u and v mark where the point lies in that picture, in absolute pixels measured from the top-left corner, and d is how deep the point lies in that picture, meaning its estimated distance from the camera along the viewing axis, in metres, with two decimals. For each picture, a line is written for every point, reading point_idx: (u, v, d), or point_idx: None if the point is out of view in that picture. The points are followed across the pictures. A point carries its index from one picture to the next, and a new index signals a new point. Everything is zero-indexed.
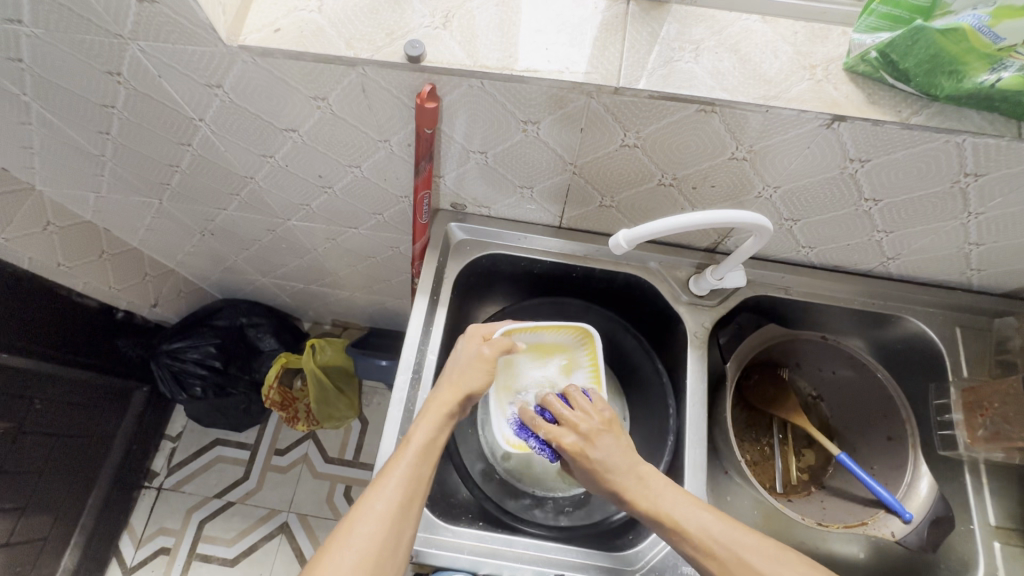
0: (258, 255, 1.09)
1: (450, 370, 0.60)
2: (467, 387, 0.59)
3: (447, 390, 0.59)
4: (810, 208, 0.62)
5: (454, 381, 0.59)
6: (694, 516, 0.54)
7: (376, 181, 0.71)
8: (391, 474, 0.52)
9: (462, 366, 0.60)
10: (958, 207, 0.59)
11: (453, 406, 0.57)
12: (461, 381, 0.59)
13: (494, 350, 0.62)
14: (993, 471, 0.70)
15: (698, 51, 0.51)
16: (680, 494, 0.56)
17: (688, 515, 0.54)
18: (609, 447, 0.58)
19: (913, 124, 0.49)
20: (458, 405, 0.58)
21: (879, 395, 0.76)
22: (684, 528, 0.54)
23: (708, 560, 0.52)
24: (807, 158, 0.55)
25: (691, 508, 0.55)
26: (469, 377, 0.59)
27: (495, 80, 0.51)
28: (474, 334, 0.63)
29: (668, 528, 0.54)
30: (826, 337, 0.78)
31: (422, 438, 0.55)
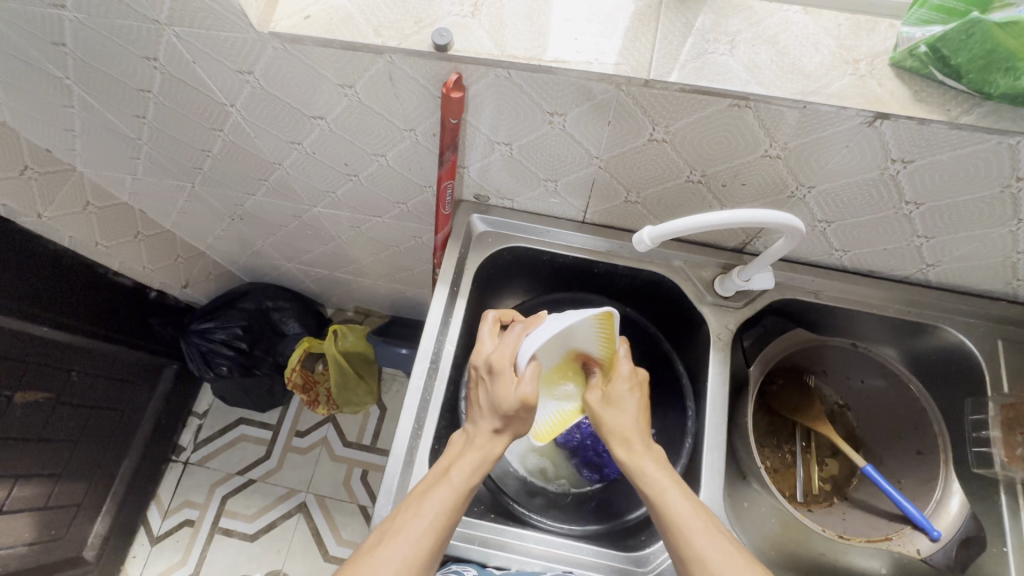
0: (285, 241, 1.11)
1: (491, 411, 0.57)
2: (511, 429, 0.57)
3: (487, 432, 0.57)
4: (846, 210, 0.60)
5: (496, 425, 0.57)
6: (659, 489, 0.55)
7: (401, 170, 0.72)
8: (423, 513, 0.53)
9: (498, 405, 0.56)
10: (1007, 213, 0.56)
11: (494, 445, 0.57)
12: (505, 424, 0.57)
13: (533, 384, 0.55)
14: None
15: (734, 42, 0.48)
16: (658, 470, 0.56)
17: (650, 485, 0.55)
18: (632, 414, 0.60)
19: (963, 124, 0.46)
20: (498, 443, 0.57)
21: (912, 406, 0.73)
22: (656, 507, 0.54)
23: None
24: (845, 157, 0.52)
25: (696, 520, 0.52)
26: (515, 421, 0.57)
27: (522, 70, 0.50)
28: (506, 364, 0.56)
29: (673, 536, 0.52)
30: (857, 345, 0.75)
31: (460, 480, 0.55)
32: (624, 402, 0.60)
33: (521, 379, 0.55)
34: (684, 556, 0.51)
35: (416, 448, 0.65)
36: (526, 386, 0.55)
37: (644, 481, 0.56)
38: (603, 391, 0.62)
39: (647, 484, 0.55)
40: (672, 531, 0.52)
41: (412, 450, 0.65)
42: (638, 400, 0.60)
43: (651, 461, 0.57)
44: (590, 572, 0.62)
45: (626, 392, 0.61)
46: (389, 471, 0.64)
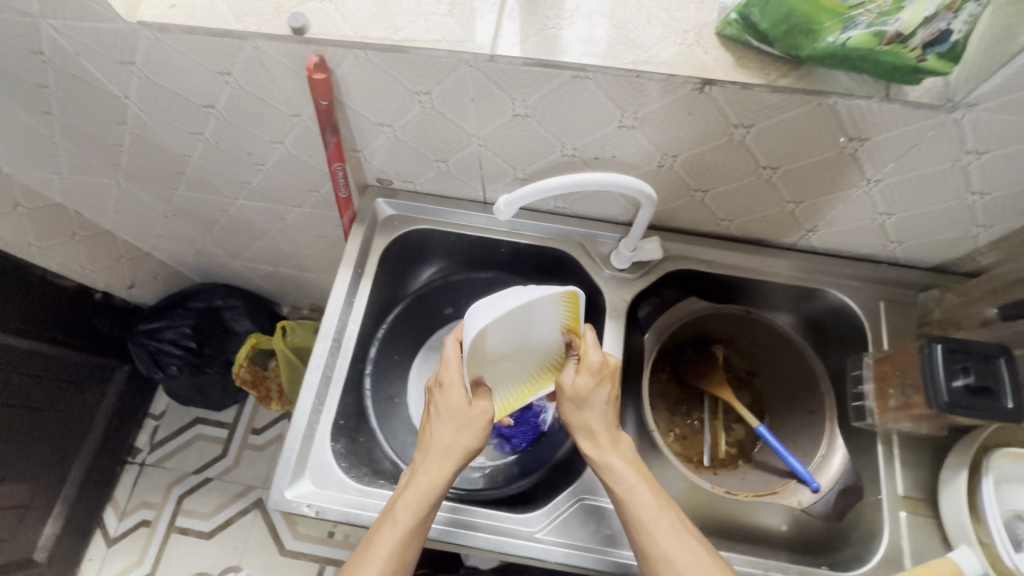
0: (221, 237, 1.13)
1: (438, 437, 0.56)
2: (461, 448, 0.56)
3: (431, 450, 0.56)
4: (714, 178, 0.63)
5: (445, 447, 0.56)
6: (627, 487, 0.55)
7: (302, 157, 0.74)
8: (377, 551, 0.52)
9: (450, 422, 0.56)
10: (855, 173, 0.59)
11: (443, 464, 0.55)
12: (453, 443, 0.56)
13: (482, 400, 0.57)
14: (914, 445, 0.68)
15: (572, 17, 0.52)
16: (631, 470, 0.56)
17: (620, 485, 0.55)
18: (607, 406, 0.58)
19: (781, 87, 0.49)
20: (445, 464, 0.55)
21: (803, 368, 0.76)
22: (626, 507, 0.55)
23: None
24: (692, 124, 0.55)
25: (668, 526, 0.53)
26: (462, 437, 0.56)
27: (377, 50, 0.52)
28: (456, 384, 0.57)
29: (647, 547, 0.53)
30: (751, 312, 0.77)
31: (410, 507, 0.54)
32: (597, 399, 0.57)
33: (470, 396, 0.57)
34: (649, 556, 0.53)
35: (317, 422, 0.68)
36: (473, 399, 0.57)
37: (615, 481, 0.56)
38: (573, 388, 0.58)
39: (619, 484, 0.55)
40: (642, 533, 0.54)
41: (313, 424, 0.68)
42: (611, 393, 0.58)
43: (622, 461, 0.56)
44: (484, 534, 0.64)
45: (597, 389, 0.57)
46: (289, 443, 0.66)
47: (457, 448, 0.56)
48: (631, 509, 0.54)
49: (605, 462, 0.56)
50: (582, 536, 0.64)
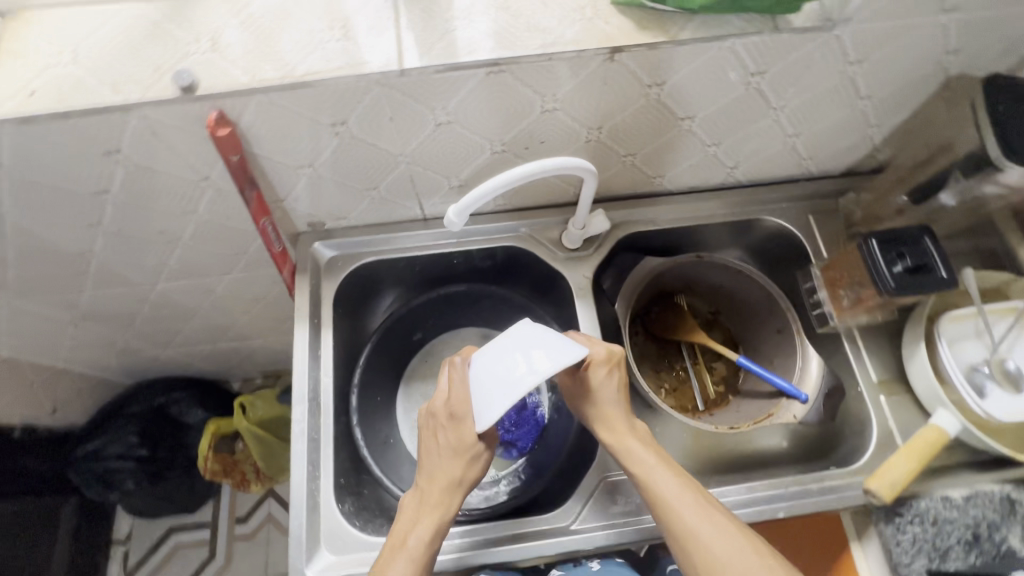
0: (147, 329, 1.03)
1: (438, 469, 0.56)
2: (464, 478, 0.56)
3: (446, 475, 0.56)
4: (640, 140, 0.65)
5: (451, 476, 0.55)
6: (643, 464, 0.56)
7: (221, 221, 0.69)
8: None
9: (455, 450, 0.56)
10: (762, 106, 0.63)
11: (456, 485, 0.55)
12: (455, 472, 0.55)
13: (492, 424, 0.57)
14: (873, 334, 0.74)
15: (470, 17, 0.52)
16: (646, 451, 0.57)
17: (634, 462, 0.57)
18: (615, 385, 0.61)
19: (683, 40, 0.51)
20: (461, 483, 0.56)
21: (761, 293, 0.80)
22: (643, 483, 0.56)
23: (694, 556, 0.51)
24: (610, 94, 0.57)
25: (684, 495, 0.54)
26: (468, 465, 0.56)
27: (280, 91, 0.50)
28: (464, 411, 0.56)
29: (664, 518, 0.54)
30: (700, 255, 0.81)
31: (431, 530, 0.54)
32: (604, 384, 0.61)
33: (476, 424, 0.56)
34: (670, 529, 0.53)
35: (318, 489, 0.64)
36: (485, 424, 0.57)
37: (634, 462, 0.57)
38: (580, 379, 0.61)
39: (633, 466, 0.57)
40: (661, 507, 0.54)
41: (314, 492, 0.64)
42: (619, 379, 0.61)
43: (636, 440, 0.58)
44: (522, 544, 0.63)
45: (603, 376, 0.60)
46: (295, 521, 0.62)
47: (473, 470, 0.56)
48: (648, 488, 0.55)
49: (620, 447, 0.58)
50: (616, 515, 0.65)
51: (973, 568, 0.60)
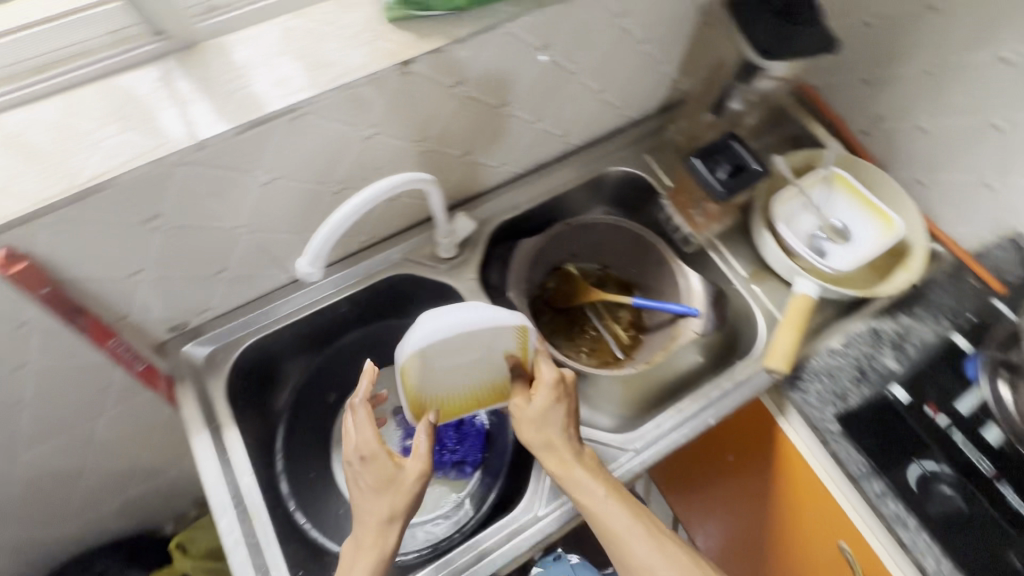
0: (30, 510, 0.89)
1: (365, 509, 0.54)
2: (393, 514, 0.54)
3: (378, 509, 0.54)
4: (468, 136, 0.68)
5: (382, 516, 0.53)
6: (592, 497, 0.58)
7: (64, 361, 0.62)
8: None
9: (375, 486, 0.54)
10: (563, 74, 0.68)
11: (388, 518, 0.53)
12: (382, 506, 0.54)
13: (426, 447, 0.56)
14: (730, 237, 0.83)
15: (253, 72, 0.51)
16: (591, 478, 0.59)
17: (584, 493, 0.58)
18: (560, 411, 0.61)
19: (464, 36, 0.54)
20: (393, 512, 0.54)
21: (630, 235, 0.86)
22: (594, 518, 0.57)
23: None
24: (420, 103, 0.58)
25: (625, 519, 0.56)
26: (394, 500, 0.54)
27: (68, 206, 0.46)
28: (376, 447, 0.55)
29: (607, 540, 0.56)
30: (568, 222, 0.84)
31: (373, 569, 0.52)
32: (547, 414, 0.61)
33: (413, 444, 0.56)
34: (618, 554, 0.56)
35: None
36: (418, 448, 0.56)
37: (580, 493, 0.58)
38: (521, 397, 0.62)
39: (581, 496, 0.58)
40: (607, 535, 0.56)
41: None
42: (562, 409, 0.61)
43: (581, 470, 0.59)
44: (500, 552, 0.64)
45: (546, 403, 0.61)
46: None
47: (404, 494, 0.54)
48: (595, 518, 0.57)
49: (569, 479, 0.59)
50: None
51: (868, 398, 0.68)
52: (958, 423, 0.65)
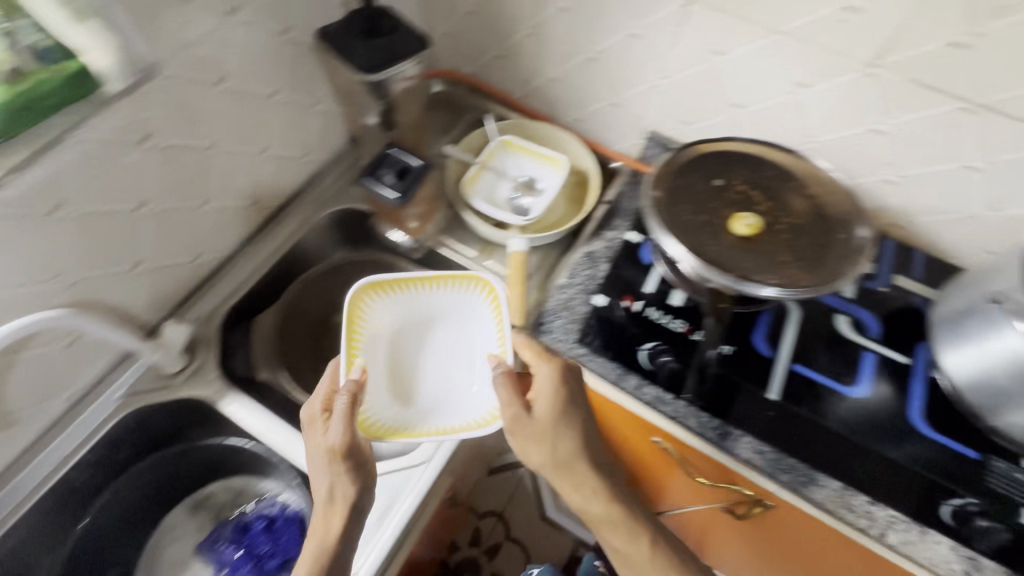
0: None
1: (318, 486, 0.59)
2: (343, 500, 0.58)
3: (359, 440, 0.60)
4: (122, 247, 0.65)
5: (326, 497, 0.58)
6: (604, 503, 0.61)
7: None
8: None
9: (322, 464, 0.59)
10: (195, 152, 0.68)
11: (356, 451, 0.59)
12: (333, 493, 0.58)
13: (339, 435, 0.58)
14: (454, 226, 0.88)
15: None
16: (586, 469, 0.61)
17: (579, 481, 0.61)
18: (547, 376, 0.62)
19: (20, 161, 0.52)
20: (354, 442, 0.59)
21: (370, 265, 0.89)
22: (573, 496, 0.62)
23: (613, 540, 0.63)
24: (18, 242, 0.54)
25: (612, 504, 0.62)
26: (338, 485, 0.58)
27: None
28: (318, 411, 0.60)
29: (577, 508, 0.63)
30: (302, 279, 0.87)
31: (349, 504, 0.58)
32: (553, 410, 0.60)
33: (329, 423, 0.59)
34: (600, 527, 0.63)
35: None
36: (332, 429, 0.58)
37: (568, 484, 0.61)
38: (540, 354, 0.63)
39: (566, 481, 0.61)
40: (580, 509, 0.63)
41: None
42: (551, 372, 0.61)
43: (586, 462, 0.61)
44: None
45: (544, 377, 0.61)
46: None
47: (349, 432, 0.59)
48: (587, 500, 0.62)
49: (551, 460, 0.60)
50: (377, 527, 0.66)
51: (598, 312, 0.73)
52: (649, 302, 0.73)
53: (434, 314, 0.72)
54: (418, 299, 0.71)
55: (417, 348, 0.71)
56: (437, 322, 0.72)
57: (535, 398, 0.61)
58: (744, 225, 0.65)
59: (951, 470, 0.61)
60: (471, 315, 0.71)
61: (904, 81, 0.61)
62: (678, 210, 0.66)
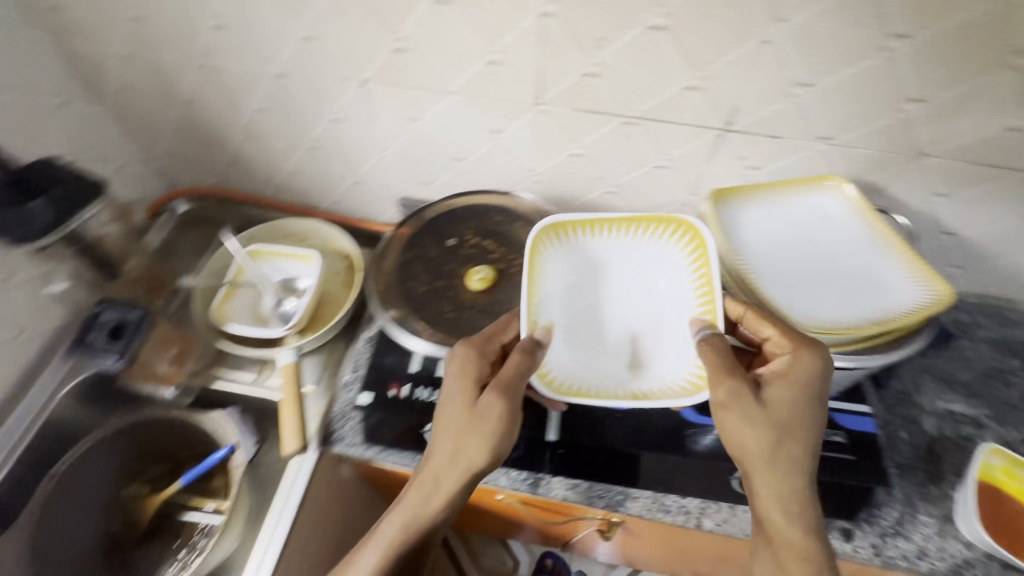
0: None
1: (404, 505, 0.53)
2: (422, 520, 0.53)
3: (452, 411, 0.55)
4: None
5: (412, 512, 0.53)
6: (763, 472, 0.52)
7: None
8: None
9: (431, 470, 0.53)
10: None
11: (444, 480, 0.52)
12: (418, 507, 0.53)
13: (482, 455, 0.52)
14: (221, 356, 0.79)
15: None
16: (783, 457, 0.51)
17: (744, 454, 0.53)
18: (807, 369, 0.53)
19: None
20: (445, 485, 0.53)
21: (137, 425, 0.75)
22: (773, 498, 0.52)
23: (773, 539, 0.52)
24: None
25: (796, 496, 0.51)
26: (427, 504, 0.53)
27: None
28: (452, 427, 0.54)
29: (773, 504, 0.52)
30: (52, 476, 0.71)
31: (378, 568, 0.53)
32: (745, 395, 0.53)
33: (463, 420, 0.53)
34: (764, 518, 0.52)
35: None
36: (484, 424, 0.53)
37: (752, 466, 0.53)
38: (775, 373, 0.54)
39: (757, 470, 0.52)
40: (764, 502, 0.52)
41: None
42: (808, 369, 0.53)
43: (797, 450, 0.52)
44: None
45: (732, 366, 0.54)
46: None
47: (488, 448, 0.52)
48: (765, 494, 0.52)
49: (739, 445, 0.53)
50: None
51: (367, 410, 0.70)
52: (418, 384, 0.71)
53: (611, 256, 0.67)
54: (630, 245, 0.66)
55: (573, 301, 0.65)
56: (607, 259, 0.66)
57: (771, 375, 0.55)
58: (477, 280, 0.66)
59: None
60: (666, 264, 0.65)
61: (568, 110, 0.65)
62: (411, 281, 0.67)
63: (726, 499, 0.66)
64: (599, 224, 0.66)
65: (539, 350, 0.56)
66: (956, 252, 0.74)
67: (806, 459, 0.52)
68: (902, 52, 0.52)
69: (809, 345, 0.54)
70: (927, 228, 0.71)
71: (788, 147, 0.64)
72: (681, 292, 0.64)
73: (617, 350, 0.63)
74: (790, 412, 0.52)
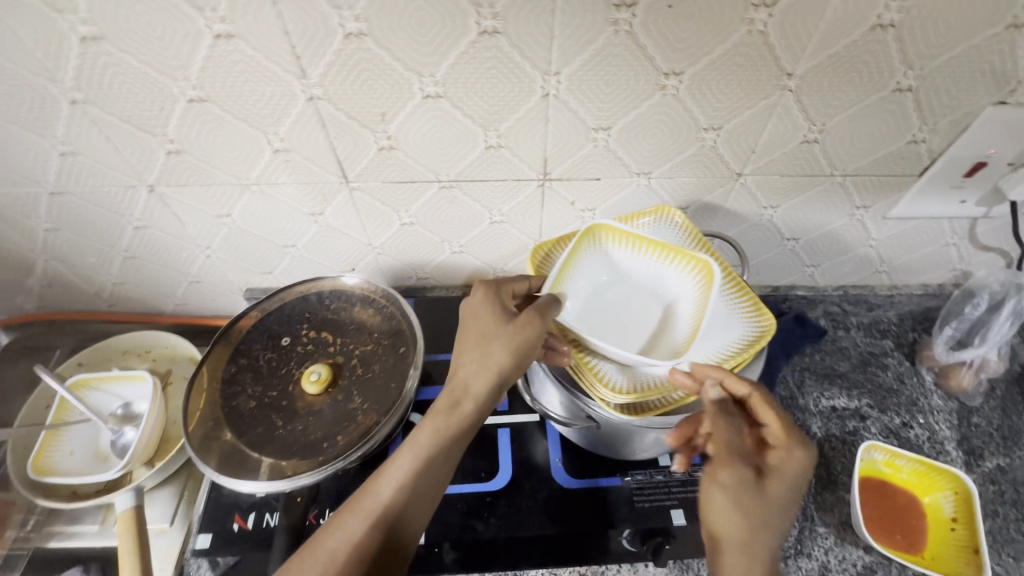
0: None
1: (395, 479, 0.48)
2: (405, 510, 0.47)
3: (473, 339, 0.53)
4: None
5: (412, 476, 0.48)
6: (737, 540, 0.44)
7: None
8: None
9: (430, 439, 0.50)
10: None
11: (458, 407, 0.51)
12: (416, 479, 0.49)
13: (482, 400, 0.52)
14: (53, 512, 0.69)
15: None
16: (760, 529, 0.44)
17: (721, 522, 0.45)
18: (795, 475, 0.47)
19: None
20: (460, 409, 0.52)
21: None
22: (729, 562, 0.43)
23: None
24: None
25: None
26: (422, 486, 0.49)
27: None
28: (461, 384, 0.53)
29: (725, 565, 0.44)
30: None
31: (365, 533, 0.46)
32: (769, 487, 0.46)
33: (472, 367, 0.52)
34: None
35: None
36: (480, 379, 0.52)
37: (719, 533, 0.45)
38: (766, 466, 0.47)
39: (731, 535, 0.44)
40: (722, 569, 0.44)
41: None
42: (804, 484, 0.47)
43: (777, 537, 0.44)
44: None
45: (775, 457, 0.47)
46: None
47: (493, 373, 0.51)
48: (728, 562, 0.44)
49: (715, 510, 0.45)
50: None
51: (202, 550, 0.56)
52: (263, 506, 0.59)
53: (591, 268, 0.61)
54: (643, 263, 0.60)
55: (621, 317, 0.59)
56: (621, 271, 0.61)
57: (770, 465, 0.47)
58: (312, 382, 0.60)
59: (609, 511, 0.61)
60: (682, 302, 0.58)
61: (380, 184, 0.61)
62: (238, 396, 0.62)
63: (623, 560, 0.58)
64: (608, 232, 0.60)
65: (551, 302, 0.52)
66: (805, 255, 0.75)
67: (778, 544, 0.44)
68: (682, 87, 0.50)
69: (796, 454, 0.47)
70: (772, 237, 0.71)
71: (610, 187, 0.62)
72: (688, 321, 0.56)
73: (622, 335, 0.58)
74: (779, 506, 0.45)
